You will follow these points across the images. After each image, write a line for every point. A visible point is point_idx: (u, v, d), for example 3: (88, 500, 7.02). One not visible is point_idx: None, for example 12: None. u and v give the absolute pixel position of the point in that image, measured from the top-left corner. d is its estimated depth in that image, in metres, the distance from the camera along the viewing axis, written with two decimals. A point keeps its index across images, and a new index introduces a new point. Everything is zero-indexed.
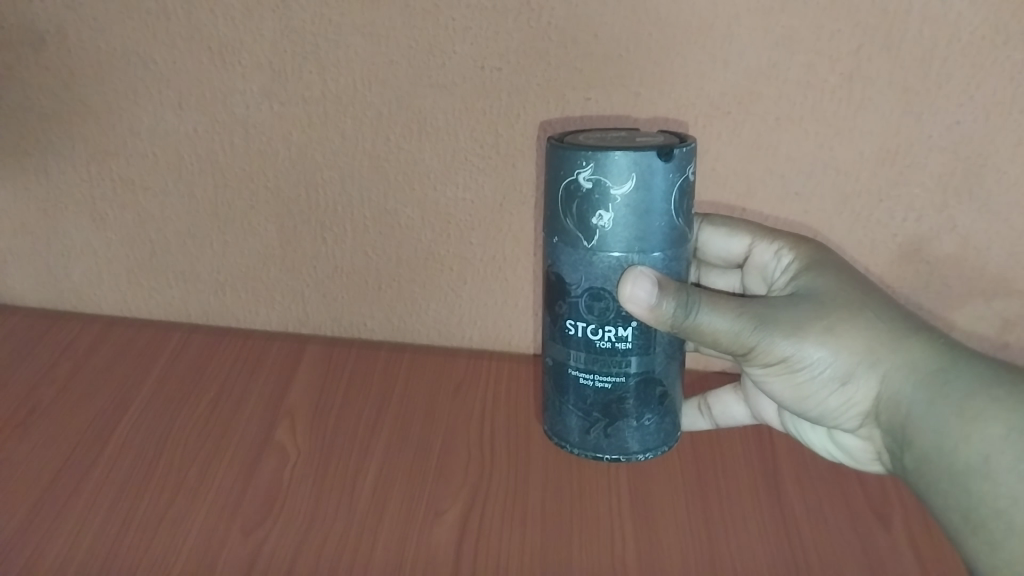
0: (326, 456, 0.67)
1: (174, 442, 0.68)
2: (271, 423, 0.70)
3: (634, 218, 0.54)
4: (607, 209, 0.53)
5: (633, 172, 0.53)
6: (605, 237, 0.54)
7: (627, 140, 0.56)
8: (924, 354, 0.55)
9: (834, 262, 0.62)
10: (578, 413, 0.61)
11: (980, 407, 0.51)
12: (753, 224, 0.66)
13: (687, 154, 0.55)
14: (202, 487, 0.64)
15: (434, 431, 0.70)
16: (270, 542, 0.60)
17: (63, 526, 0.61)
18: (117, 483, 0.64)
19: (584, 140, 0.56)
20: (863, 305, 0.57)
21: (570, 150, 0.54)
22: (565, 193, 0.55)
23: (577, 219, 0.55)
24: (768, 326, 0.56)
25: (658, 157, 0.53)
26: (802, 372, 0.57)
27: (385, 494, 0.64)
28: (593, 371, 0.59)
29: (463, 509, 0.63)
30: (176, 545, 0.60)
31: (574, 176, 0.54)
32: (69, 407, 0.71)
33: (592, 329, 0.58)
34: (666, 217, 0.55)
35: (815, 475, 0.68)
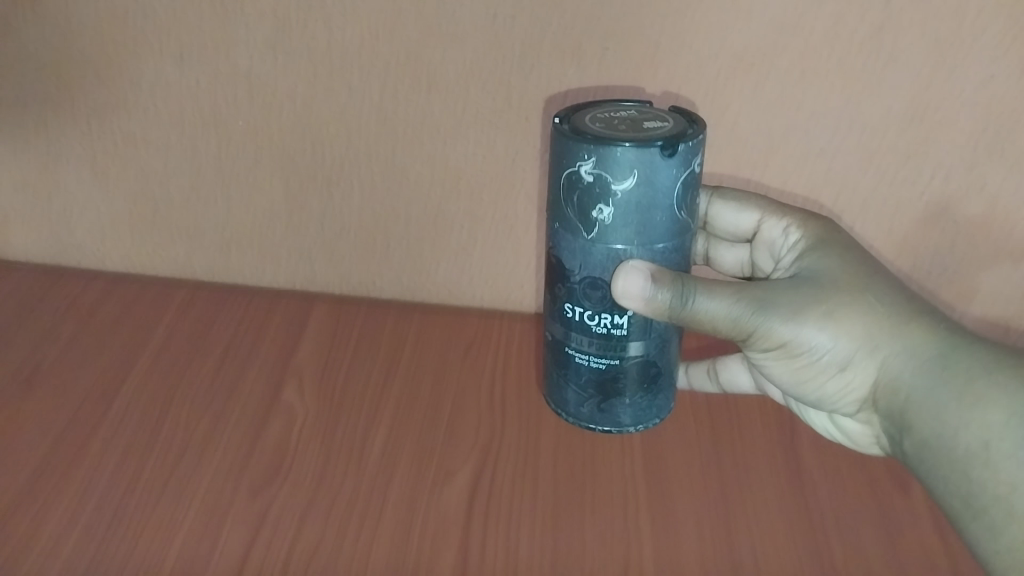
0: (334, 416, 0.67)
1: (179, 400, 0.68)
2: (278, 381, 0.69)
3: (637, 213, 0.51)
4: (608, 202, 0.51)
5: (635, 168, 0.50)
6: (605, 229, 0.52)
7: (631, 122, 0.52)
8: (923, 341, 0.53)
9: (841, 240, 0.59)
10: (577, 393, 0.60)
11: (979, 390, 0.50)
12: (764, 198, 0.64)
13: (693, 142, 0.51)
14: (208, 447, 0.64)
15: (443, 392, 0.69)
16: (277, 503, 0.60)
17: (70, 484, 0.60)
18: (122, 441, 0.64)
19: (585, 121, 0.52)
20: (866, 289, 0.55)
21: (573, 138, 0.51)
22: (565, 181, 0.52)
23: (578, 210, 0.52)
24: (766, 312, 0.53)
25: (661, 151, 0.50)
26: (801, 357, 0.54)
27: (394, 456, 0.64)
28: (590, 355, 0.58)
29: (472, 472, 0.63)
30: (184, 504, 0.59)
31: (574, 167, 0.51)
32: (74, 363, 0.70)
33: (588, 316, 0.56)
34: (669, 210, 0.52)
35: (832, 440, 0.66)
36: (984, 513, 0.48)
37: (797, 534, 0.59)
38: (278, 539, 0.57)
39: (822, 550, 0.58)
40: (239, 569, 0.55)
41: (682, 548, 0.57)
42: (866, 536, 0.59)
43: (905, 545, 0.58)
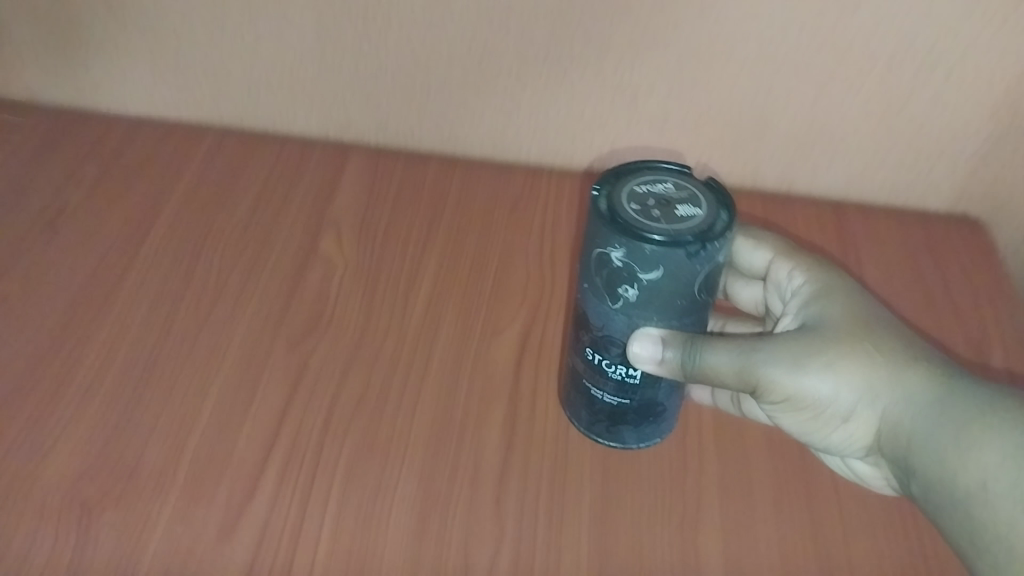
0: (375, 270, 0.64)
1: (212, 248, 0.65)
2: (315, 232, 0.66)
3: (667, 296, 0.44)
4: (632, 283, 0.44)
5: (666, 266, 0.42)
6: (633, 305, 0.45)
7: (666, 203, 0.43)
8: (921, 387, 0.43)
9: (845, 288, 0.48)
10: (580, 410, 0.54)
11: (980, 431, 0.40)
12: (783, 243, 0.53)
13: (717, 251, 0.43)
14: (242, 298, 0.61)
15: (489, 246, 0.66)
16: (316, 358, 0.58)
17: (101, 332, 0.59)
18: (153, 288, 0.62)
19: (623, 195, 0.43)
20: (864, 338, 0.45)
21: (603, 212, 0.43)
22: (594, 260, 0.45)
23: (602, 275, 0.45)
24: (774, 356, 0.45)
25: (687, 252, 0.41)
26: (807, 408, 0.45)
27: (439, 311, 0.62)
28: (603, 386, 0.51)
29: (521, 327, 0.61)
30: (219, 355, 0.58)
31: (604, 250, 0.43)
32: (100, 207, 0.67)
33: (602, 360, 0.49)
34: (690, 297, 0.44)
35: (905, 307, 0.65)
36: (987, 550, 0.39)
37: None
38: (316, 397, 0.56)
39: None
40: (277, 425, 0.54)
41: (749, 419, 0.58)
42: None
43: None
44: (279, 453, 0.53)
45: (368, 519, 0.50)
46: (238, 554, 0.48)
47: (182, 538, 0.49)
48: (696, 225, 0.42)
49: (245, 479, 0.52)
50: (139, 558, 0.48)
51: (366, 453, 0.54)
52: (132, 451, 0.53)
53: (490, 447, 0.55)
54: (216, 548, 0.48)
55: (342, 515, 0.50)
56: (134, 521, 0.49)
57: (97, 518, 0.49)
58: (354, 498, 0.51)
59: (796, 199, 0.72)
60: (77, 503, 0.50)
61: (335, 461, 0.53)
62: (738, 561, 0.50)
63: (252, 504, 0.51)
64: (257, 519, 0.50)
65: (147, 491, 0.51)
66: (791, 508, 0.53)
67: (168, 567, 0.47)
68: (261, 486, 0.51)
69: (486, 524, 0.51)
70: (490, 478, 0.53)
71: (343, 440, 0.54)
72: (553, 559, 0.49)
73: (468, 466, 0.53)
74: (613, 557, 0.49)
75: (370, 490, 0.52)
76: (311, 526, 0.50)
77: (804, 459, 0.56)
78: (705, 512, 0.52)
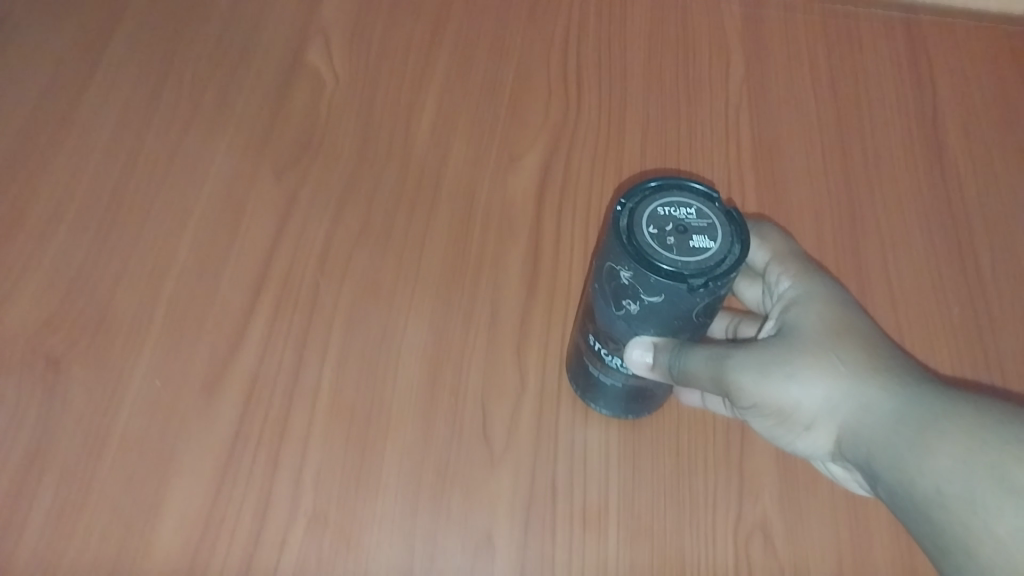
0: (371, 87, 0.55)
1: (182, 59, 0.55)
2: (299, 44, 0.57)
3: (672, 325, 0.35)
4: (632, 300, 0.34)
5: (670, 296, 0.33)
6: (633, 323, 0.36)
7: (684, 229, 0.33)
8: (882, 395, 0.32)
9: (839, 293, 0.37)
10: (573, 384, 0.44)
11: (953, 433, 0.29)
12: (787, 242, 0.40)
13: (724, 288, 0.33)
14: (218, 122, 0.53)
15: (505, 61, 0.57)
16: (308, 188, 0.50)
17: (58, 159, 0.50)
18: (116, 107, 0.53)
19: (643, 211, 0.33)
20: (839, 341, 0.34)
21: (614, 246, 0.34)
22: (603, 258, 0.35)
23: (606, 278, 0.36)
24: (737, 354, 0.35)
25: (689, 288, 0.32)
26: (773, 415, 0.35)
27: (448, 134, 0.53)
28: (598, 372, 0.41)
29: (544, 154, 0.53)
30: (195, 186, 0.50)
31: (613, 264, 0.34)
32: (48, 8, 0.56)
33: (600, 349, 0.40)
34: (686, 323, 0.35)
35: (986, 131, 0.56)
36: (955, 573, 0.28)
37: (936, 240, 0.51)
38: (308, 235, 0.49)
39: (965, 260, 0.51)
40: (265, 265, 0.48)
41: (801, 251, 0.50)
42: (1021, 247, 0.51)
43: None
44: (269, 296, 0.47)
45: (373, 370, 0.45)
46: (226, 411, 0.43)
47: (162, 394, 0.43)
48: (709, 261, 0.32)
49: (231, 326, 0.45)
50: (116, 417, 0.43)
51: (368, 296, 0.47)
52: (101, 295, 0.46)
53: (510, 288, 0.48)
54: (201, 404, 0.43)
55: (344, 364, 0.45)
56: (108, 375, 0.44)
57: (65, 372, 0.43)
58: (356, 344, 0.45)
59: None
60: (41, 356, 0.44)
61: (333, 305, 0.46)
62: None
63: (240, 354, 0.45)
64: (246, 372, 0.44)
65: (120, 340, 0.45)
66: None
67: (149, 426, 0.42)
68: (250, 334, 0.45)
69: (506, 375, 0.45)
70: (510, 323, 0.47)
71: (341, 281, 0.47)
72: (583, 416, 0.44)
73: (485, 309, 0.47)
74: (651, 412, 0.45)
75: (374, 336, 0.46)
76: (309, 378, 0.44)
77: (865, 300, 0.49)
78: None
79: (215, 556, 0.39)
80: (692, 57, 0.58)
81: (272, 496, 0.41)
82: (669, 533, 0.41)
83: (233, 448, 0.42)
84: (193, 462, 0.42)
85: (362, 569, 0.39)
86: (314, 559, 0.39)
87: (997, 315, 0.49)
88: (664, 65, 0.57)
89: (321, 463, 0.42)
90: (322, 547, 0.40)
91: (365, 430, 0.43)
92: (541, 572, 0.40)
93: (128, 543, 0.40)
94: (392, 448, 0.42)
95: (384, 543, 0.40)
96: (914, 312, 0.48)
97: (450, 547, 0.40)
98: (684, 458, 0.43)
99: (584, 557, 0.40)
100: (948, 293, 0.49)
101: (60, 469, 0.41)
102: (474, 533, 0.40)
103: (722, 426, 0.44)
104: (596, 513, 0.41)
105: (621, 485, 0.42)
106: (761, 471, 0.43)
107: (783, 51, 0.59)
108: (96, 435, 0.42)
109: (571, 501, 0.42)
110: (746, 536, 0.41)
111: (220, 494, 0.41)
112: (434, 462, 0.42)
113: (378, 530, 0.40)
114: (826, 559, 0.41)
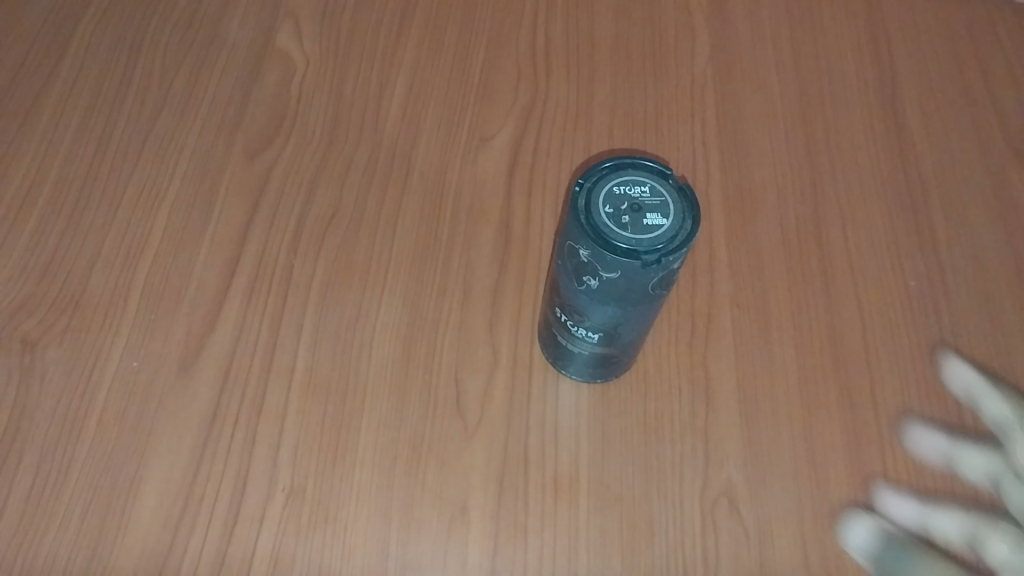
0: (341, 69, 0.55)
1: (152, 43, 0.55)
2: (269, 26, 0.57)
3: (629, 298, 0.38)
4: (592, 276, 0.37)
5: (624, 270, 0.36)
6: (594, 298, 0.39)
7: (638, 207, 0.36)
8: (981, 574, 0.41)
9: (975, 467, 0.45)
10: (544, 353, 0.46)
11: None
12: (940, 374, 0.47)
13: (677, 262, 0.36)
14: (190, 105, 0.53)
15: (473, 41, 0.58)
16: (280, 170, 0.51)
17: (29, 144, 0.50)
18: (86, 92, 0.53)
19: (600, 190, 0.36)
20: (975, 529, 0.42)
21: (572, 224, 0.37)
22: (563, 236, 0.38)
23: (567, 256, 0.38)
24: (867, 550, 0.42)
25: (643, 263, 0.35)
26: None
27: (418, 114, 0.54)
28: (567, 341, 0.43)
29: (514, 134, 0.54)
30: (167, 169, 0.51)
31: (572, 243, 0.37)
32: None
33: (566, 320, 0.42)
34: (644, 296, 0.38)
35: (943, 106, 0.58)
36: None
37: (894, 214, 0.53)
38: (281, 216, 0.49)
39: (922, 233, 0.52)
40: (239, 246, 0.48)
41: (763, 229, 0.51)
42: (977, 219, 0.53)
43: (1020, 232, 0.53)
44: (244, 277, 0.47)
45: (347, 348, 0.45)
46: (203, 389, 0.44)
47: (138, 374, 0.44)
48: (659, 236, 0.35)
49: (206, 306, 0.46)
50: (93, 398, 0.43)
51: (341, 275, 0.48)
52: (75, 279, 0.46)
53: (482, 266, 0.49)
54: (178, 385, 0.44)
55: (318, 343, 0.45)
56: (84, 357, 0.44)
57: (40, 355, 0.44)
58: (330, 323, 0.46)
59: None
60: (17, 339, 0.44)
61: (307, 285, 0.47)
62: (751, 385, 0.46)
63: (215, 334, 0.45)
64: (221, 352, 0.45)
65: (95, 323, 0.45)
66: (812, 325, 0.48)
67: (127, 405, 0.43)
68: (225, 314, 0.46)
69: (479, 350, 0.46)
70: (481, 300, 0.48)
71: (315, 260, 0.48)
72: (554, 389, 0.45)
73: (457, 287, 0.48)
74: (620, 384, 0.46)
75: (348, 315, 0.46)
76: (284, 356, 0.45)
77: (825, 275, 0.50)
78: (716, 333, 0.47)
79: (194, 532, 0.40)
80: (658, 37, 0.59)
81: (250, 472, 0.42)
82: (638, 501, 0.42)
83: (211, 426, 0.43)
84: (172, 441, 0.42)
85: (339, 540, 0.40)
86: (293, 532, 0.40)
87: (951, 287, 0.50)
88: (630, 46, 0.58)
89: (297, 439, 0.43)
90: (301, 521, 0.41)
91: (341, 406, 0.44)
92: (514, 540, 0.41)
93: (107, 522, 0.40)
94: (368, 423, 0.43)
95: (361, 515, 0.41)
96: (874, 283, 0.50)
97: (425, 517, 0.41)
98: (651, 428, 0.45)
99: (556, 525, 0.41)
100: (904, 266, 0.51)
101: (38, 450, 0.41)
102: (449, 504, 0.42)
103: (687, 397, 0.46)
104: (567, 482, 0.43)
105: (591, 455, 0.44)
106: (727, 440, 0.45)
107: (746, 32, 0.60)
108: (74, 415, 0.42)
109: (543, 471, 0.43)
110: (712, 503, 0.43)
111: (198, 471, 0.42)
112: (409, 436, 0.43)
113: (355, 503, 0.41)
114: (789, 523, 0.43)
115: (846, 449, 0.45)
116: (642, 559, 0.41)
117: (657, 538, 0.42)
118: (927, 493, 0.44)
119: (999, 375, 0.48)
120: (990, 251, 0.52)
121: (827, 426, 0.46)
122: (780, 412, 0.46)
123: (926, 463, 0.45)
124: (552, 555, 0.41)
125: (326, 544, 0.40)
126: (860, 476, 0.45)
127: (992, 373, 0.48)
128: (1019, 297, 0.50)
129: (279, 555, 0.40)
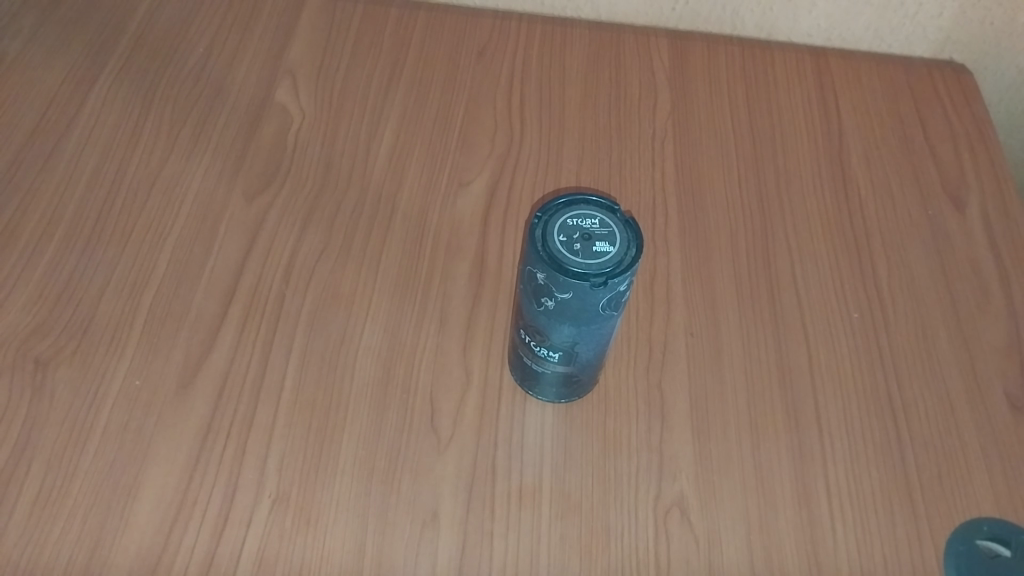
0: (333, 121, 0.61)
1: (164, 97, 0.61)
2: (269, 83, 0.63)
3: (583, 316, 0.42)
4: (549, 298, 0.41)
5: (574, 290, 0.40)
6: (552, 317, 0.43)
7: (588, 237, 0.40)
8: None
9: (962, 538, 0.46)
10: (514, 376, 0.50)
11: None
12: (909, 423, 0.50)
13: (623, 285, 0.40)
14: (196, 153, 0.58)
15: (456, 97, 0.63)
16: (275, 210, 0.56)
17: (48, 185, 0.55)
18: (102, 139, 0.58)
19: (555, 222, 0.40)
20: None
21: (530, 251, 0.41)
22: (524, 263, 0.42)
23: (529, 282, 0.42)
24: None
25: (592, 284, 0.39)
26: None
27: (403, 162, 0.59)
28: (531, 362, 0.47)
29: (489, 180, 0.59)
30: (173, 208, 0.55)
31: (532, 267, 0.41)
32: (42, 52, 0.62)
33: (529, 340, 0.46)
34: (596, 316, 0.42)
35: (884, 155, 0.63)
36: None
37: (839, 252, 0.57)
38: (274, 251, 0.54)
39: (864, 268, 0.57)
40: (236, 277, 0.53)
41: (716, 267, 0.56)
42: (913, 258, 0.58)
43: (954, 268, 0.57)
44: (239, 304, 0.52)
45: (331, 370, 0.50)
46: (200, 406, 0.48)
47: (140, 391, 0.48)
48: (606, 261, 0.39)
49: (205, 330, 0.50)
50: (99, 412, 0.47)
51: (328, 305, 0.52)
52: (86, 304, 0.51)
53: (457, 298, 0.53)
54: (176, 401, 0.48)
55: (306, 364, 0.50)
56: (91, 374, 0.48)
57: (51, 373, 0.48)
58: (317, 347, 0.50)
59: (775, 44, 0.69)
60: (30, 360, 0.48)
61: (296, 313, 0.52)
62: (702, 405, 0.50)
63: (212, 355, 0.49)
64: (216, 371, 0.49)
65: (103, 345, 0.49)
66: (760, 351, 0.52)
67: (130, 419, 0.47)
68: (220, 338, 0.50)
69: (453, 373, 0.50)
70: (455, 327, 0.52)
71: (305, 291, 0.53)
72: (521, 408, 0.49)
73: (433, 315, 0.52)
74: (582, 405, 0.50)
75: (334, 340, 0.51)
76: (274, 376, 0.49)
77: (774, 306, 0.54)
78: (671, 359, 0.52)
79: (187, 533, 0.44)
80: (624, 94, 0.65)
81: (240, 480, 0.45)
82: (596, 509, 0.46)
83: (205, 438, 0.47)
84: (169, 451, 0.46)
85: (319, 542, 0.44)
86: (277, 534, 0.44)
87: (891, 317, 0.55)
88: (598, 102, 0.64)
89: (284, 450, 0.47)
90: (285, 524, 0.44)
91: (325, 421, 0.48)
92: (481, 543, 0.44)
93: (107, 523, 0.44)
94: (349, 436, 0.47)
95: (340, 519, 0.45)
96: (819, 314, 0.54)
97: (398, 522, 0.45)
98: (609, 445, 0.48)
99: (520, 529, 0.45)
100: (847, 299, 0.55)
101: (46, 459, 0.45)
102: (423, 507, 0.45)
103: (643, 416, 0.50)
104: (531, 492, 0.46)
105: (554, 468, 0.47)
106: (679, 455, 0.48)
107: (704, 89, 0.65)
108: (80, 428, 0.46)
109: (509, 481, 0.47)
110: (665, 511, 0.46)
111: (192, 480, 0.45)
112: (386, 449, 0.47)
113: (335, 509, 0.45)
114: (736, 529, 0.46)
115: (793, 463, 0.48)
116: (598, 561, 0.44)
117: (612, 541, 0.45)
118: (867, 502, 0.47)
119: (934, 397, 0.51)
120: (926, 286, 0.56)
121: (774, 442, 0.49)
122: (729, 428, 0.49)
123: (867, 476, 0.48)
124: (515, 557, 0.44)
125: (306, 545, 0.44)
126: (804, 487, 0.48)
127: (927, 395, 0.52)
128: (953, 327, 0.55)
129: (264, 554, 0.43)
